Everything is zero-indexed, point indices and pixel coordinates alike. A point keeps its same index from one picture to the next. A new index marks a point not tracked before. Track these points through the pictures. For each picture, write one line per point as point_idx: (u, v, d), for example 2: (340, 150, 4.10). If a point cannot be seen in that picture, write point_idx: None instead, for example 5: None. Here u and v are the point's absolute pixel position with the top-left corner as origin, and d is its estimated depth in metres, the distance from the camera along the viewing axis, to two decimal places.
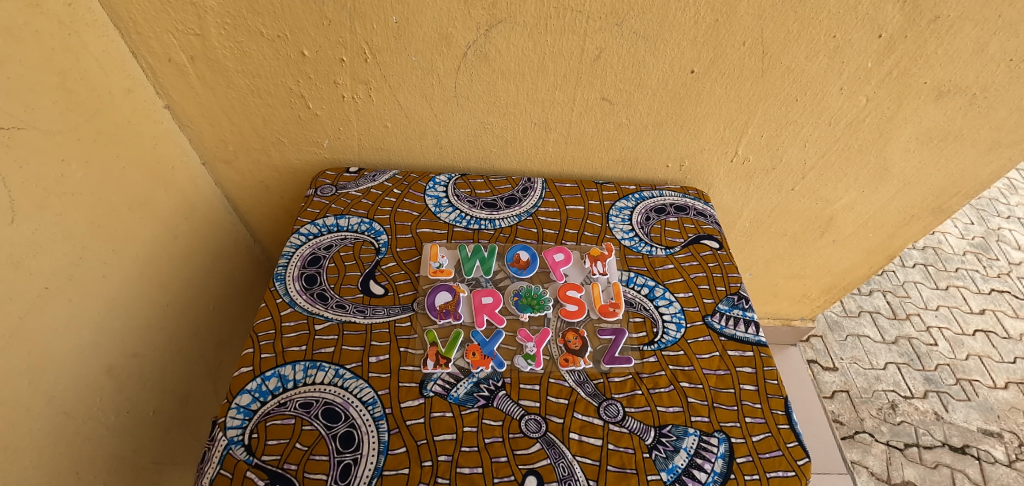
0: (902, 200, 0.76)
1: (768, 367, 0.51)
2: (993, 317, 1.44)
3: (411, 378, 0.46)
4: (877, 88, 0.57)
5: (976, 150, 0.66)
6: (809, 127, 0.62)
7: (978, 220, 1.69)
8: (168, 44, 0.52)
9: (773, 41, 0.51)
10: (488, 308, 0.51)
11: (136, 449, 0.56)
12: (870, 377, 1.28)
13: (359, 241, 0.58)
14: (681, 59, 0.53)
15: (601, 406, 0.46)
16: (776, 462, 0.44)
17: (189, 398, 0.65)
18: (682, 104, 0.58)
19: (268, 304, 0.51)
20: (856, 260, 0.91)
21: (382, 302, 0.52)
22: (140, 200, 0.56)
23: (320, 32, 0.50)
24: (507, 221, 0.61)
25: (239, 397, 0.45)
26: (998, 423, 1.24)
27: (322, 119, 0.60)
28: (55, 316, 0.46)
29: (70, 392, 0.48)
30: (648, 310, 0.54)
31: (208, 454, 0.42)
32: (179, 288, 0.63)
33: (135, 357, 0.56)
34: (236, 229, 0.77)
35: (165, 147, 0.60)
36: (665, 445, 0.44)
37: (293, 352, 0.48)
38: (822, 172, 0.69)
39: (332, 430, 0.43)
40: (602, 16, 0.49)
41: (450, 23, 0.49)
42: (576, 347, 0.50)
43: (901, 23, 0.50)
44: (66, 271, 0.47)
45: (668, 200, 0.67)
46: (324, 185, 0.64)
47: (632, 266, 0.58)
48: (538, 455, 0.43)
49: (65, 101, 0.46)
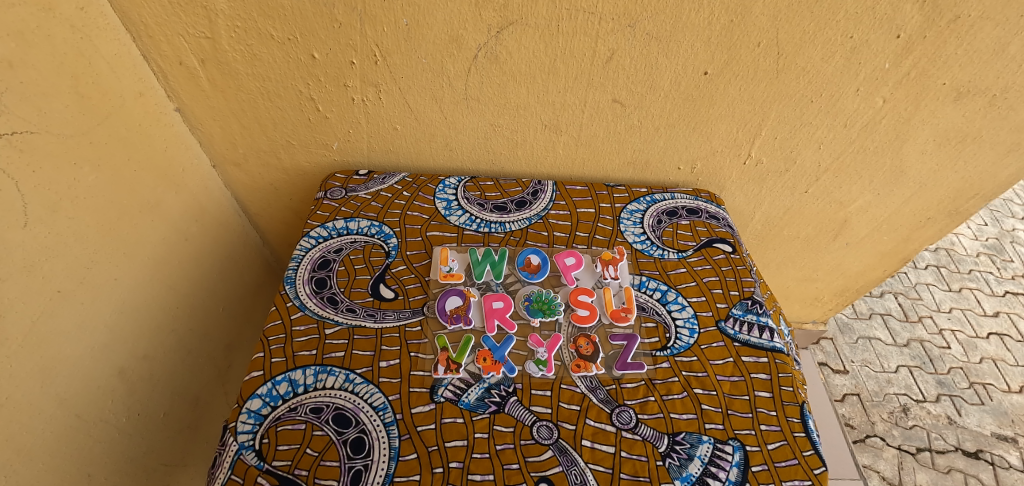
0: (918, 203, 0.74)
1: (783, 373, 0.50)
2: (1008, 320, 1.42)
3: (421, 383, 0.46)
4: (894, 89, 0.56)
5: (994, 151, 0.64)
6: (824, 129, 0.61)
7: (991, 221, 1.67)
8: (179, 47, 0.52)
9: (788, 41, 0.51)
10: (498, 313, 0.51)
11: (146, 451, 0.56)
12: (881, 380, 1.26)
13: (368, 245, 0.57)
14: (694, 61, 0.52)
15: (613, 413, 0.46)
16: (791, 471, 0.43)
17: (198, 399, 0.65)
18: (694, 105, 0.58)
19: (279, 308, 0.51)
20: (870, 263, 0.90)
21: (392, 306, 0.52)
22: (151, 202, 0.56)
23: (330, 35, 0.50)
24: (518, 225, 0.60)
25: (250, 401, 0.44)
26: (1013, 428, 1.21)
27: (331, 121, 0.60)
28: (69, 319, 0.46)
29: (83, 395, 0.48)
30: (661, 315, 0.54)
31: (220, 458, 0.42)
32: (190, 291, 0.63)
33: (146, 360, 0.56)
34: (247, 232, 0.77)
35: (176, 150, 0.60)
36: (679, 453, 0.44)
37: (303, 356, 0.47)
38: (837, 174, 0.68)
39: (343, 435, 0.42)
40: (614, 18, 0.48)
41: (461, 24, 0.49)
42: (588, 352, 0.49)
43: (920, 23, 0.49)
44: (79, 274, 0.47)
45: (680, 203, 0.66)
46: (333, 188, 0.64)
47: (643, 270, 0.58)
48: (550, 462, 0.42)
49: (77, 105, 0.46)
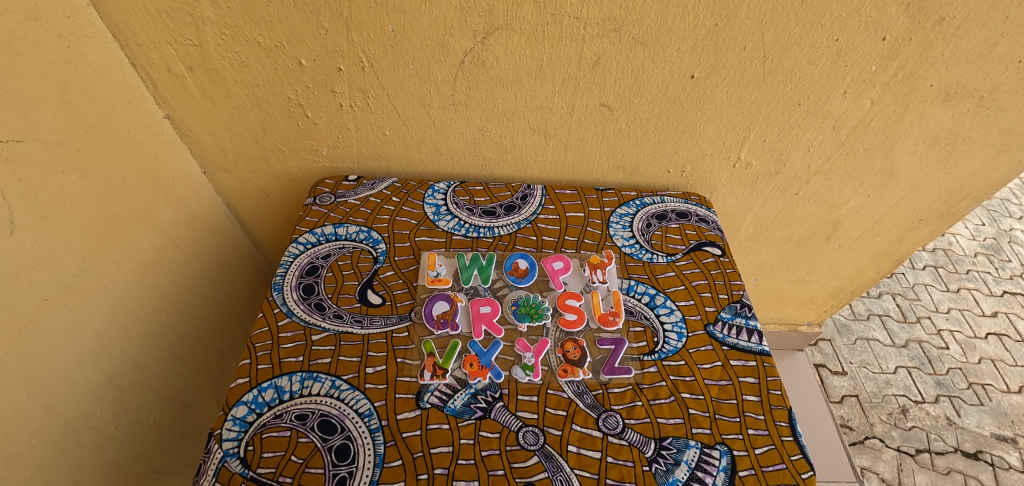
0: (909, 205, 0.74)
1: (772, 377, 0.50)
2: (1006, 320, 1.42)
3: (408, 389, 0.46)
4: (882, 91, 0.56)
5: (984, 153, 0.64)
6: (813, 131, 0.61)
7: (988, 221, 1.67)
8: (167, 56, 0.52)
9: (775, 45, 0.51)
10: (486, 318, 0.51)
11: (136, 458, 0.56)
12: (880, 381, 1.26)
13: (357, 250, 0.57)
14: (681, 64, 0.53)
15: (600, 417, 0.45)
16: (779, 475, 0.43)
17: (189, 406, 0.65)
18: (683, 109, 0.58)
19: (265, 314, 0.51)
20: (864, 264, 0.89)
21: (380, 312, 0.52)
22: (141, 210, 0.56)
23: (317, 42, 0.50)
24: (507, 229, 0.60)
25: (236, 409, 0.44)
26: (1013, 428, 1.21)
27: (320, 127, 0.60)
28: (56, 327, 0.46)
29: (70, 403, 0.47)
30: (649, 319, 0.54)
31: (203, 466, 0.41)
32: (179, 297, 0.63)
33: (136, 367, 0.56)
34: (238, 237, 0.77)
35: (167, 157, 0.60)
36: (666, 458, 0.43)
37: (290, 363, 0.47)
38: (827, 176, 0.68)
39: (328, 442, 0.42)
40: (599, 23, 0.48)
41: (447, 30, 0.49)
42: (575, 357, 0.49)
43: (905, 25, 0.49)
44: (66, 282, 0.47)
45: (669, 206, 0.66)
46: (322, 193, 0.64)
47: (632, 273, 0.58)
48: (536, 468, 0.42)
49: (65, 113, 0.46)
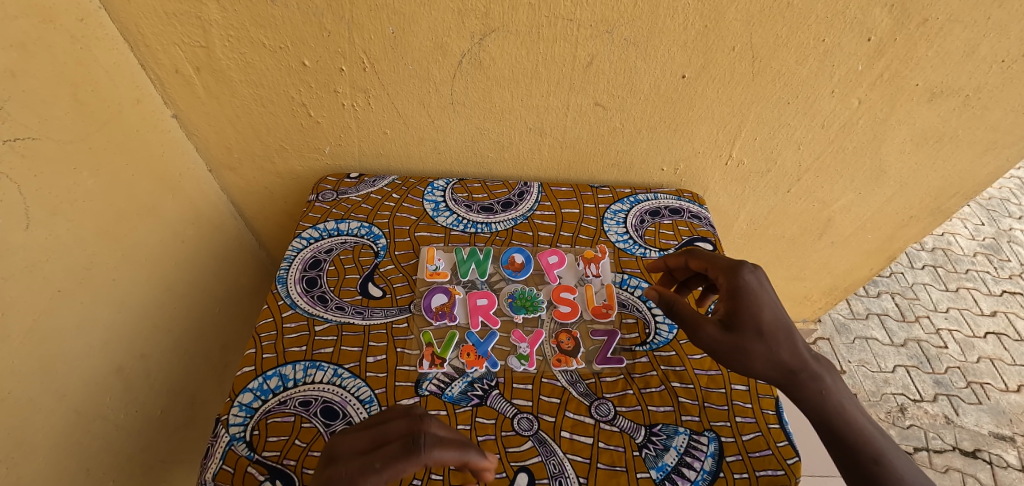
0: (900, 202, 0.76)
1: None
2: (1005, 319, 1.43)
3: (407, 377, 0.48)
4: (869, 90, 0.57)
5: (972, 150, 0.66)
6: (803, 130, 0.63)
7: (987, 221, 1.68)
8: (175, 57, 0.54)
9: (763, 45, 0.52)
10: (482, 310, 0.53)
11: (144, 447, 0.58)
12: (878, 379, 1.27)
13: (359, 245, 0.59)
14: (672, 65, 0.54)
15: (592, 405, 0.47)
16: (765, 461, 0.45)
17: (194, 398, 0.67)
18: (675, 108, 0.59)
19: (270, 306, 0.53)
20: (857, 262, 0.91)
21: (380, 304, 0.53)
22: (148, 206, 0.58)
23: (320, 43, 0.52)
24: (503, 225, 0.62)
25: (241, 395, 0.46)
26: (1011, 427, 1.22)
27: (322, 126, 0.62)
28: (68, 318, 0.48)
29: (82, 392, 0.49)
30: (641, 311, 0.55)
31: (210, 449, 0.43)
32: (185, 292, 0.65)
33: (143, 358, 0.58)
34: (242, 234, 0.79)
35: (174, 155, 0.62)
36: (655, 444, 0.45)
37: (293, 352, 0.49)
38: (817, 174, 0.70)
39: (330, 427, 0.44)
40: (592, 24, 0.50)
41: (445, 32, 0.51)
42: (568, 347, 0.51)
43: (889, 26, 0.51)
44: (78, 274, 0.49)
45: (662, 203, 0.67)
46: (324, 190, 0.65)
47: (625, 268, 0.59)
48: (530, 452, 0.44)
49: (77, 112, 0.48)
